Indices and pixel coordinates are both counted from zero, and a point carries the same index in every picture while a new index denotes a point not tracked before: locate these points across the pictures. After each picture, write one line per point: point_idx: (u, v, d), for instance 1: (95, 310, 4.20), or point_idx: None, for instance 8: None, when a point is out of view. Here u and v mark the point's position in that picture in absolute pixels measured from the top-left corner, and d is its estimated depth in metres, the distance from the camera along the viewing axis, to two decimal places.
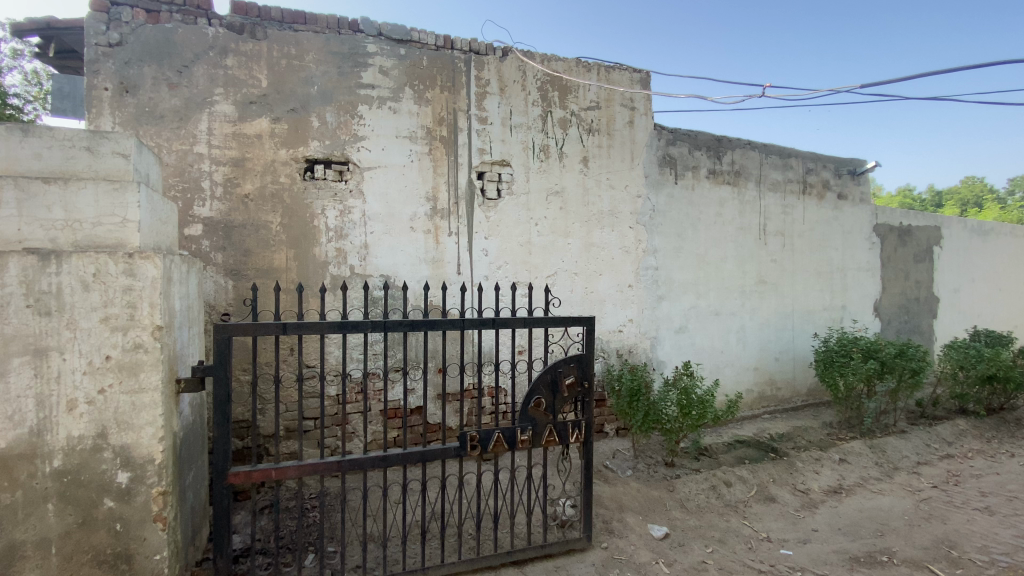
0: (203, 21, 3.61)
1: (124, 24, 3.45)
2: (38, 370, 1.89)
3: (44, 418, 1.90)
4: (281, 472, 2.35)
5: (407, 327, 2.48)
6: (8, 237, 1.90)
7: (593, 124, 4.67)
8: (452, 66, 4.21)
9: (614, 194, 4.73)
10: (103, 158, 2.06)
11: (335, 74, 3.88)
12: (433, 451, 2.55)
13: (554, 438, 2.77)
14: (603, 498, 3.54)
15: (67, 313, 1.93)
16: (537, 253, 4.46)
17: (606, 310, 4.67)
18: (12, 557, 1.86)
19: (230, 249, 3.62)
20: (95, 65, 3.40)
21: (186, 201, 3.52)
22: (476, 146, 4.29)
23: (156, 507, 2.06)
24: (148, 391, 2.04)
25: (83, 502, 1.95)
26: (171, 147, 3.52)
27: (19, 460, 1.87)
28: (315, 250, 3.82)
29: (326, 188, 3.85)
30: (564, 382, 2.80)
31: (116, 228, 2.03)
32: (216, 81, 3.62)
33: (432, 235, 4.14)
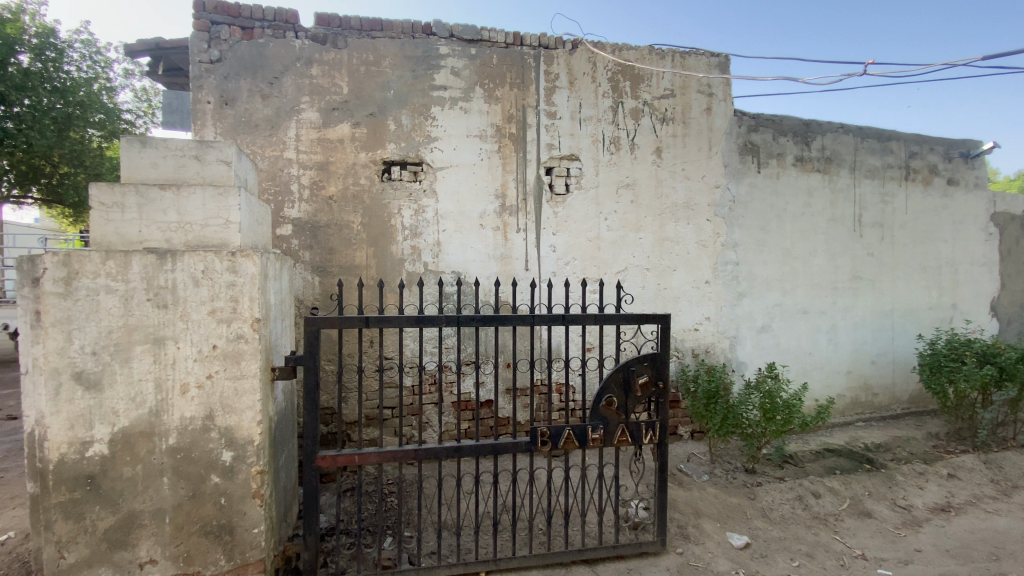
0: (291, 34, 3.88)
1: (223, 42, 3.78)
2: (156, 357, 2.12)
3: (161, 400, 2.13)
4: (363, 458, 2.47)
5: (479, 322, 2.51)
6: (132, 239, 2.15)
7: (667, 113, 4.50)
8: (521, 62, 4.22)
9: (690, 185, 4.53)
10: (210, 165, 2.28)
11: (410, 77, 4.02)
12: (505, 445, 2.58)
13: (626, 438, 2.70)
14: (678, 502, 3.42)
15: (179, 306, 2.14)
16: (607, 249, 4.37)
17: (680, 307, 4.50)
18: (133, 523, 2.11)
19: (316, 248, 3.86)
20: (199, 81, 3.74)
21: (277, 203, 3.80)
22: (545, 142, 4.27)
23: (254, 484, 2.25)
24: (248, 378, 2.23)
25: (192, 477, 2.17)
26: (264, 153, 3.80)
27: (140, 437, 2.11)
28: (392, 248, 3.98)
29: (402, 188, 4.01)
30: (637, 381, 2.72)
31: (221, 229, 2.24)
32: (303, 90, 3.87)
33: (501, 232, 4.18)
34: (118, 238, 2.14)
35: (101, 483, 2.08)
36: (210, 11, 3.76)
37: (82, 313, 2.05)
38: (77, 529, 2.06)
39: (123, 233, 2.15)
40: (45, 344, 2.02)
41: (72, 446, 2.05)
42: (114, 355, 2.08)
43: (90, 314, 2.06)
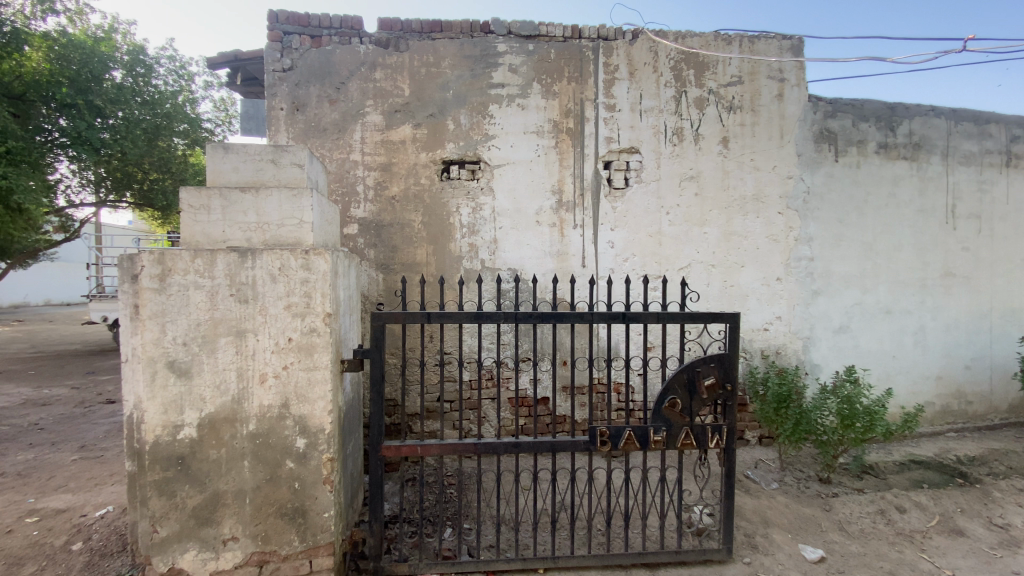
0: (356, 40, 4.04)
1: (294, 50, 3.99)
2: (238, 349, 2.27)
3: (243, 388, 2.28)
4: (425, 449, 2.53)
5: (537, 319, 2.50)
6: (217, 239, 2.31)
7: (734, 101, 4.29)
8: (579, 56, 4.16)
9: (759, 177, 4.30)
10: (285, 168, 2.41)
11: (469, 76, 4.07)
12: (564, 443, 2.56)
13: (690, 441, 2.61)
14: (745, 510, 3.28)
15: (258, 301, 2.28)
16: (668, 244, 4.23)
17: (748, 305, 4.29)
18: (218, 502, 2.28)
19: (380, 246, 4.00)
20: (274, 89, 3.97)
21: (344, 204, 3.97)
22: (603, 135, 4.19)
23: (325, 471, 2.36)
24: (320, 369, 2.34)
25: (269, 462, 2.31)
26: (332, 156, 3.98)
27: (224, 422, 2.27)
28: (451, 245, 4.05)
29: (460, 187, 4.07)
30: (702, 382, 2.61)
31: (295, 229, 2.36)
32: (367, 94, 4.01)
33: (558, 228, 4.15)
34: (205, 238, 2.31)
35: (190, 464, 2.25)
36: (282, 22, 3.99)
37: (174, 307, 2.22)
38: (169, 505, 2.24)
39: (209, 233, 2.31)
40: (142, 335, 2.21)
41: (165, 429, 2.23)
42: (202, 346, 2.25)
43: (181, 308, 2.23)
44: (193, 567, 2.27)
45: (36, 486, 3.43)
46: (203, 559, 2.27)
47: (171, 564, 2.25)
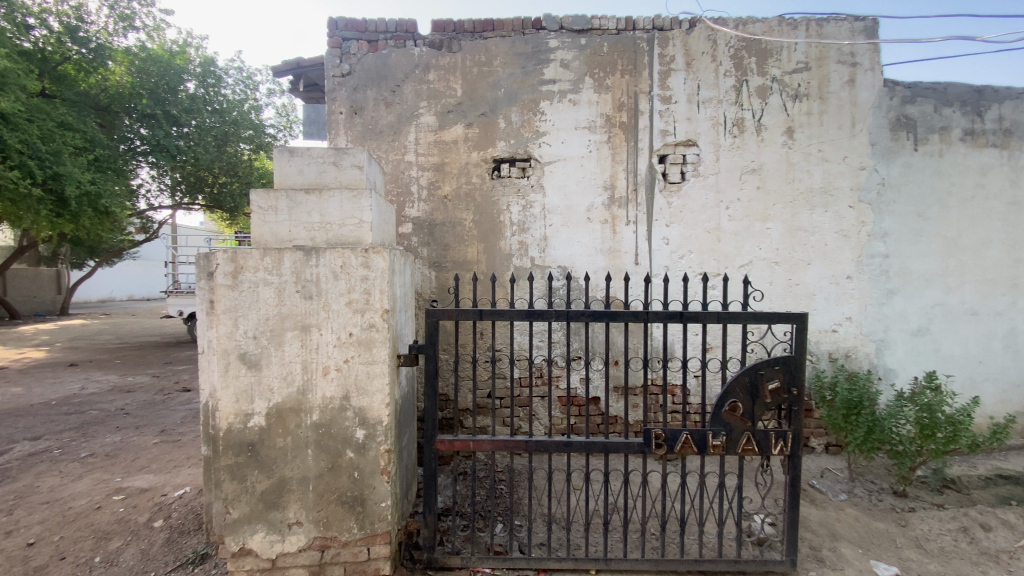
0: (411, 43, 4.13)
1: (352, 56, 4.14)
2: (303, 342, 2.38)
3: (308, 380, 2.39)
4: (478, 444, 2.56)
5: (589, 318, 2.44)
6: (284, 238, 2.43)
7: (800, 89, 4.07)
8: (633, 48, 4.07)
9: (828, 168, 4.06)
10: (346, 170, 2.50)
11: (520, 74, 4.07)
12: (617, 444, 2.51)
13: (752, 447, 2.50)
14: (810, 522, 3.11)
15: (322, 297, 2.38)
16: (727, 241, 4.07)
17: (814, 305, 4.06)
18: (283, 488, 2.40)
19: (433, 245, 4.08)
20: (334, 94, 4.14)
21: (399, 204, 4.08)
22: (658, 128, 4.08)
23: (382, 462, 2.44)
24: (379, 363, 2.41)
25: (331, 451, 2.41)
26: (388, 158, 4.10)
27: (290, 412, 2.39)
28: (501, 243, 4.08)
29: (511, 184, 4.09)
30: (766, 386, 2.49)
31: (355, 228, 2.45)
32: (421, 95, 4.10)
33: (610, 225, 4.08)
34: (273, 237, 2.43)
35: (259, 451, 2.38)
36: (342, 29, 4.15)
37: (245, 302, 2.35)
38: (240, 489, 2.38)
39: (277, 233, 2.44)
40: (217, 329, 2.35)
41: (237, 417, 2.37)
42: (270, 339, 2.37)
43: (252, 304, 2.36)
44: (261, 549, 2.40)
45: (123, 466, 3.74)
46: (271, 541, 2.40)
47: (242, 544, 2.39)
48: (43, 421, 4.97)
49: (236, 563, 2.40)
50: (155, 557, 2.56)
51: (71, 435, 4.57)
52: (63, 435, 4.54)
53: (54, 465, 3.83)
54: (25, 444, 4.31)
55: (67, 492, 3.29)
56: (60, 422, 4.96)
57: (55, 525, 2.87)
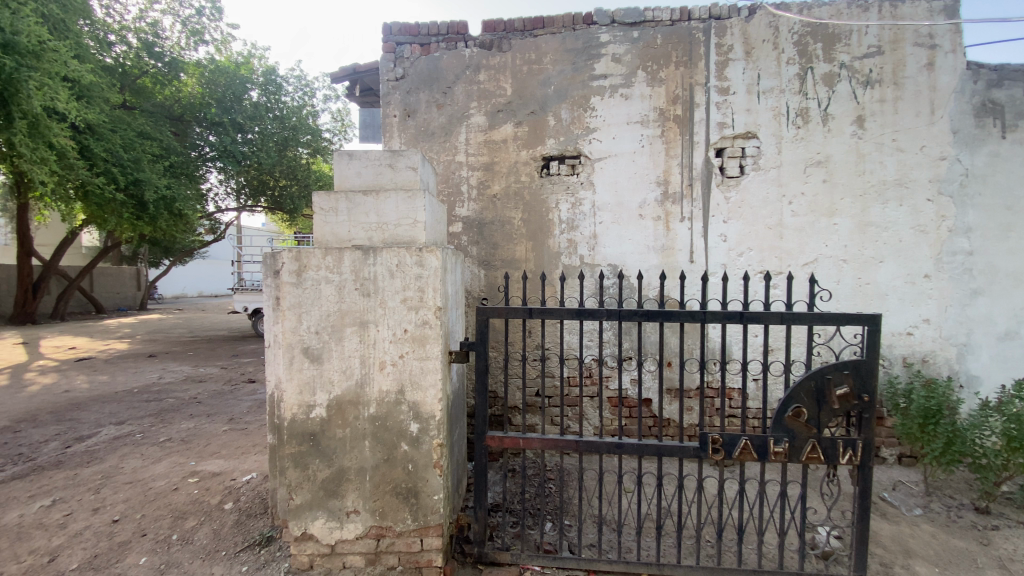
0: (462, 45, 4.19)
1: (406, 60, 4.25)
2: (361, 338, 2.47)
3: (366, 373, 2.47)
4: (527, 442, 2.56)
5: (643, 317, 2.37)
6: (343, 238, 2.53)
7: (871, 75, 3.82)
8: (688, 39, 3.95)
9: (902, 159, 3.79)
10: (401, 171, 2.56)
11: (570, 70, 4.05)
12: (671, 447, 2.44)
13: (817, 455, 2.37)
14: (879, 537, 2.92)
15: (379, 294, 2.46)
16: (790, 237, 3.88)
17: (886, 305, 3.81)
18: (342, 477, 2.49)
19: (483, 243, 4.13)
20: (388, 98, 4.27)
21: (450, 204, 4.15)
22: (716, 120, 3.94)
23: (435, 455, 2.49)
24: (432, 359, 2.46)
25: (387, 443, 2.48)
26: (440, 158, 4.18)
27: (349, 404, 2.48)
28: (550, 241, 4.06)
29: (560, 182, 4.06)
30: (833, 391, 2.36)
31: (410, 228, 2.51)
32: (472, 96, 4.15)
33: (663, 221, 3.97)
34: (334, 237, 2.54)
35: (320, 441, 2.49)
36: (396, 34, 4.27)
37: (309, 299, 2.47)
38: (302, 476, 2.49)
39: (337, 233, 2.54)
40: (283, 324, 2.48)
41: (300, 408, 2.48)
42: (331, 334, 2.47)
43: (314, 301, 2.47)
44: (322, 534, 2.50)
45: (196, 451, 4.01)
46: (330, 528, 2.50)
47: (304, 529, 2.50)
48: (127, 407, 5.42)
49: (299, 547, 2.52)
50: (225, 538, 2.73)
51: (150, 421, 4.94)
52: (143, 421, 4.93)
53: (136, 448, 4.15)
54: (111, 428, 4.71)
55: (148, 474, 3.56)
56: (141, 409, 5.38)
57: (138, 504, 3.11)
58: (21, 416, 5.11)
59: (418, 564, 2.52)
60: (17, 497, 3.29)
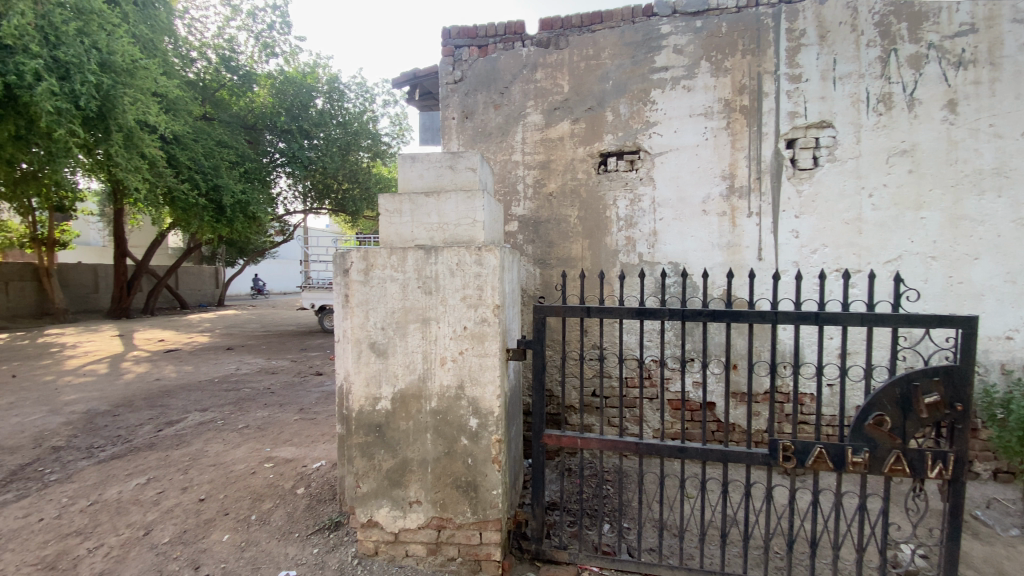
0: (519, 44, 4.22)
1: (464, 62, 4.34)
2: (424, 334, 2.54)
3: (427, 369, 2.54)
4: (585, 442, 2.53)
5: (708, 317, 2.29)
6: (406, 238, 2.62)
7: (964, 55, 3.50)
8: (756, 26, 3.77)
9: (1001, 146, 3.44)
10: (461, 172, 2.61)
11: (629, 64, 3.97)
12: (738, 453, 2.34)
13: (901, 467, 2.20)
14: (972, 558, 2.68)
15: (440, 292, 2.52)
16: (870, 233, 3.62)
17: (981, 306, 3.47)
18: (405, 468, 2.58)
19: (538, 242, 4.13)
20: (447, 100, 4.38)
21: (506, 203, 4.18)
22: (786, 110, 3.74)
23: (494, 451, 2.52)
24: (491, 355, 2.50)
25: (448, 437, 2.54)
26: (497, 158, 4.23)
27: (412, 398, 2.56)
28: (607, 239, 4.01)
29: (618, 178, 3.99)
30: (921, 399, 2.17)
31: (469, 228, 2.56)
32: (529, 95, 4.16)
33: (728, 217, 3.81)
34: (398, 237, 2.63)
35: (385, 432, 2.59)
36: (454, 37, 4.37)
37: (375, 296, 2.57)
38: (369, 465, 2.61)
39: (401, 233, 2.63)
40: (352, 320, 2.59)
41: (367, 400, 2.59)
42: (395, 331, 2.56)
43: (380, 298, 2.56)
44: (386, 522, 2.60)
45: (270, 438, 4.29)
46: (394, 516, 2.59)
47: (370, 516, 2.62)
48: (209, 395, 5.87)
49: (365, 533, 2.63)
50: (298, 521, 2.90)
51: (230, 409, 5.33)
52: (223, 409, 5.32)
53: (218, 433, 4.49)
54: (196, 414, 5.12)
55: (229, 457, 3.85)
56: (221, 397, 5.81)
57: (221, 485, 3.37)
58: (120, 401, 5.65)
59: (477, 557, 2.56)
60: (117, 474, 3.64)
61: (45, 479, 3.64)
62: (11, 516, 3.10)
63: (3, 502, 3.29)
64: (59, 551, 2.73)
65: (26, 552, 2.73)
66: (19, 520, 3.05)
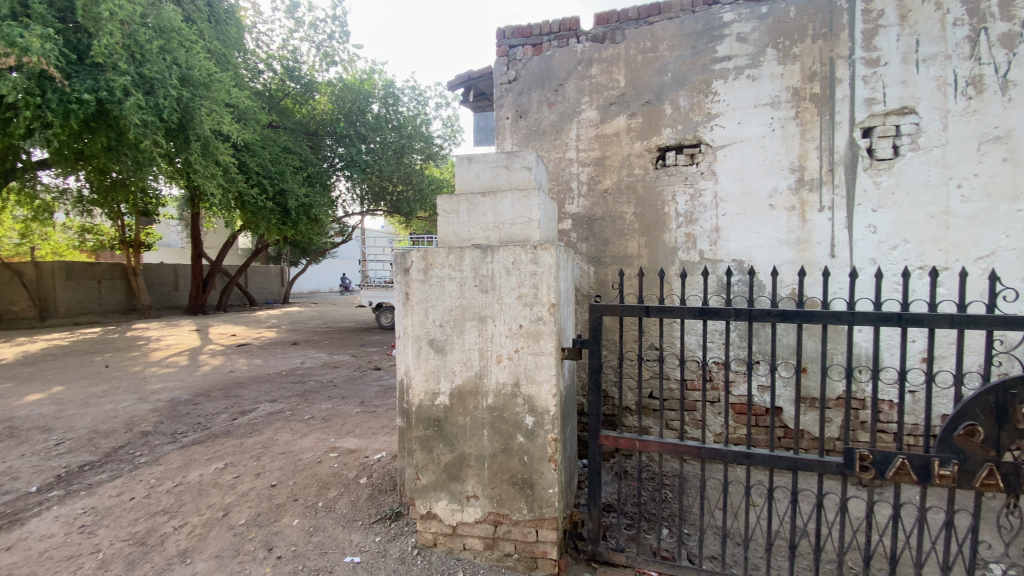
0: (573, 41, 4.18)
1: (518, 61, 4.37)
2: (480, 332, 2.57)
3: (484, 366, 2.57)
4: (644, 444, 2.46)
5: (777, 318, 2.17)
6: (463, 238, 2.66)
7: None
8: (828, 8, 3.55)
9: None
10: (516, 172, 2.62)
11: (689, 55, 3.85)
12: (809, 461, 2.20)
13: (997, 483, 2.00)
14: None
15: (496, 291, 2.54)
16: (958, 227, 3.32)
17: None
18: (463, 463, 2.63)
19: (593, 240, 4.08)
20: (502, 100, 4.43)
21: (561, 201, 4.17)
22: (862, 97, 3.50)
23: (550, 450, 2.51)
24: (547, 354, 2.49)
25: (504, 434, 2.56)
26: (551, 156, 4.22)
27: (469, 394, 2.60)
28: (665, 236, 3.90)
29: (677, 173, 3.87)
30: (1021, 409, 1.97)
31: (525, 226, 2.56)
32: (584, 91, 4.12)
33: (798, 211, 3.61)
34: (455, 237, 2.68)
35: (444, 426, 2.64)
36: (509, 37, 4.41)
37: (434, 294, 2.63)
38: (428, 459, 2.67)
39: (458, 233, 2.68)
40: (412, 317, 2.67)
41: (426, 395, 2.66)
42: (453, 328, 2.61)
43: (438, 296, 2.62)
44: (444, 515, 2.66)
45: (334, 429, 4.49)
46: (452, 509, 2.65)
47: (429, 508, 2.68)
48: (278, 387, 6.23)
49: (425, 525, 2.71)
50: (361, 509, 3.02)
51: (297, 400, 5.63)
52: (290, 400, 5.63)
53: (287, 423, 4.75)
54: (266, 404, 5.45)
55: (297, 446, 4.06)
56: (288, 389, 6.15)
57: (290, 472, 3.56)
58: (200, 390, 6.11)
59: (534, 554, 2.56)
60: (198, 459, 3.94)
61: (136, 460, 3.99)
62: (107, 494, 3.42)
63: (101, 480, 3.64)
64: (148, 528, 2.98)
65: (120, 528, 3.00)
66: (114, 498, 3.36)
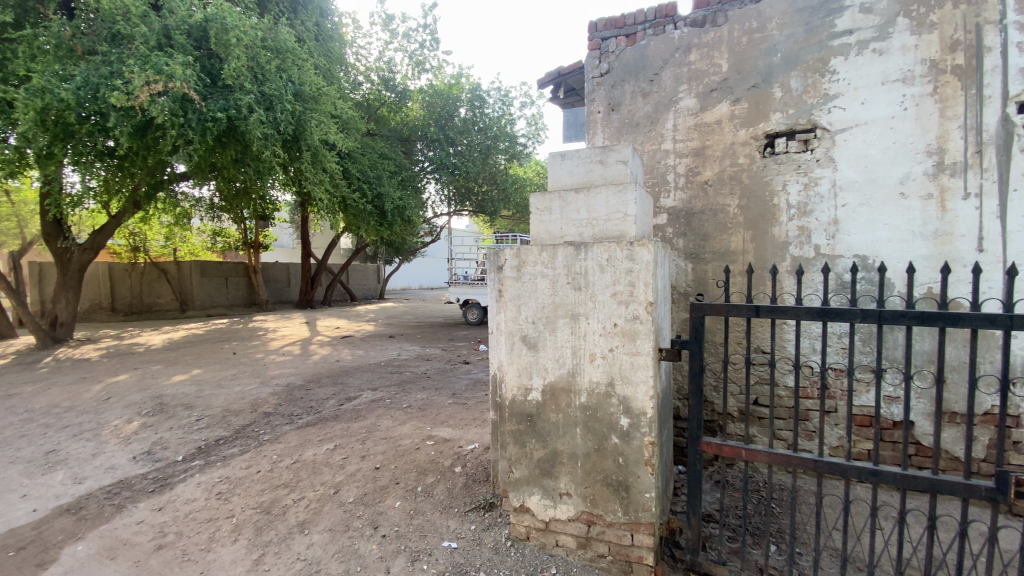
0: (670, 27, 4.00)
1: (611, 53, 4.28)
2: (573, 330, 2.55)
3: (577, 364, 2.55)
4: (750, 454, 2.28)
5: (912, 321, 1.92)
6: (556, 234, 2.66)
7: None
8: None
9: None
10: (611, 166, 2.57)
11: (802, 32, 3.53)
12: (951, 485, 1.93)
13: None
14: None
15: (589, 288, 2.50)
16: None
17: None
18: (556, 460, 2.63)
19: (691, 234, 3.89)
20: (593, 95, 4.37)
21: (656, 195, 4.02)
22: (1019, 66, 2.99)
23: (647, 453, 2.44)
24: (643, 354, 2.41)
25: (598, 433, 2.53)
26: (646, 148, 4.08)
27: (562, 392, 2.59)
28: (774, 230, 3.62)
29: (788, 161, 3.57)
30: None
31: (620, 222, 2.50)
32: (682, 79, 3.94)
33: (935, 200, 3.17)
34: (547, 234, 2.69)
35: (537, 422, 2.66)
36: (601, 29, 4.34)
37: (527, 291, 2.65)
38: (521, 453, 2.71)
39: (551, 230, 2.68)
40: (506, 313, 2.71)
41: (519, 390, 2.70)
42: (546, 325, 2.62)
43: (531, 293, 2.64)
44: (537, 509, 2.69)
45: (430, 418, 4.72)
46: (545, 505, 2.66)
47: (522, 502, 2.72)
48: (378, 376, 6.67)
49: (517, 517, 2.75)
50: (457, 497, 3.13)
51: (395, 389, 5.99)
52: (389, 389, 6.00)
53: (387, 410, 5.07)
54: (368, 392, 5.85)
55: (397, 432, 4.32)
56: (387, 378, 6.57)
57: (391, 457, 3.79)
58: (311, 377, 6.72)
59: (628, 558, 2.51)
60: (311, 439, 4.33)
61: (260, 438, 4.47)
62: (238, 466, 3.87)
63: (232, 453, 4.12)
64: (272, 499, 3.33)
65: (249, 497, 3.37)
66: (244, 469, 3.79)
